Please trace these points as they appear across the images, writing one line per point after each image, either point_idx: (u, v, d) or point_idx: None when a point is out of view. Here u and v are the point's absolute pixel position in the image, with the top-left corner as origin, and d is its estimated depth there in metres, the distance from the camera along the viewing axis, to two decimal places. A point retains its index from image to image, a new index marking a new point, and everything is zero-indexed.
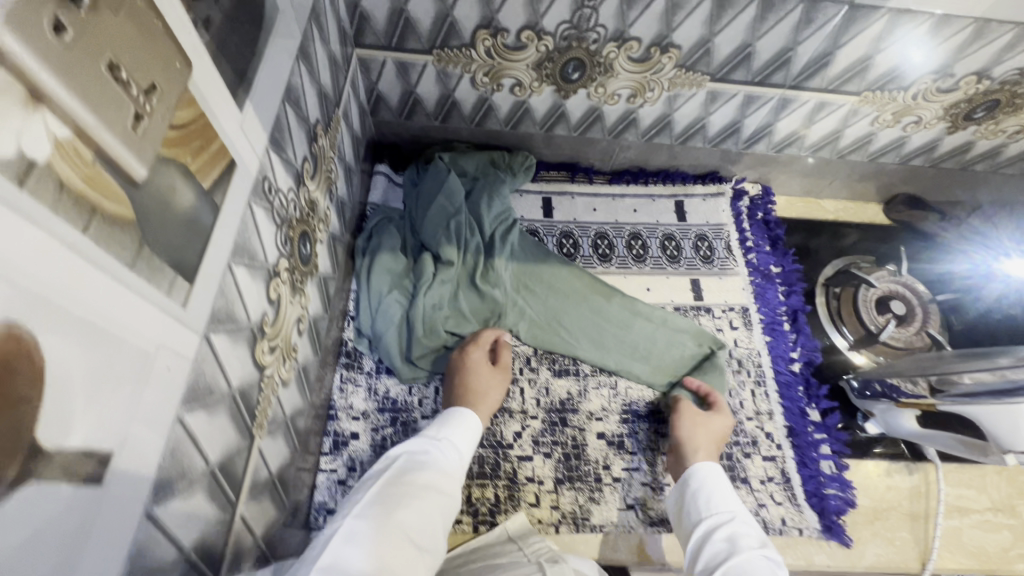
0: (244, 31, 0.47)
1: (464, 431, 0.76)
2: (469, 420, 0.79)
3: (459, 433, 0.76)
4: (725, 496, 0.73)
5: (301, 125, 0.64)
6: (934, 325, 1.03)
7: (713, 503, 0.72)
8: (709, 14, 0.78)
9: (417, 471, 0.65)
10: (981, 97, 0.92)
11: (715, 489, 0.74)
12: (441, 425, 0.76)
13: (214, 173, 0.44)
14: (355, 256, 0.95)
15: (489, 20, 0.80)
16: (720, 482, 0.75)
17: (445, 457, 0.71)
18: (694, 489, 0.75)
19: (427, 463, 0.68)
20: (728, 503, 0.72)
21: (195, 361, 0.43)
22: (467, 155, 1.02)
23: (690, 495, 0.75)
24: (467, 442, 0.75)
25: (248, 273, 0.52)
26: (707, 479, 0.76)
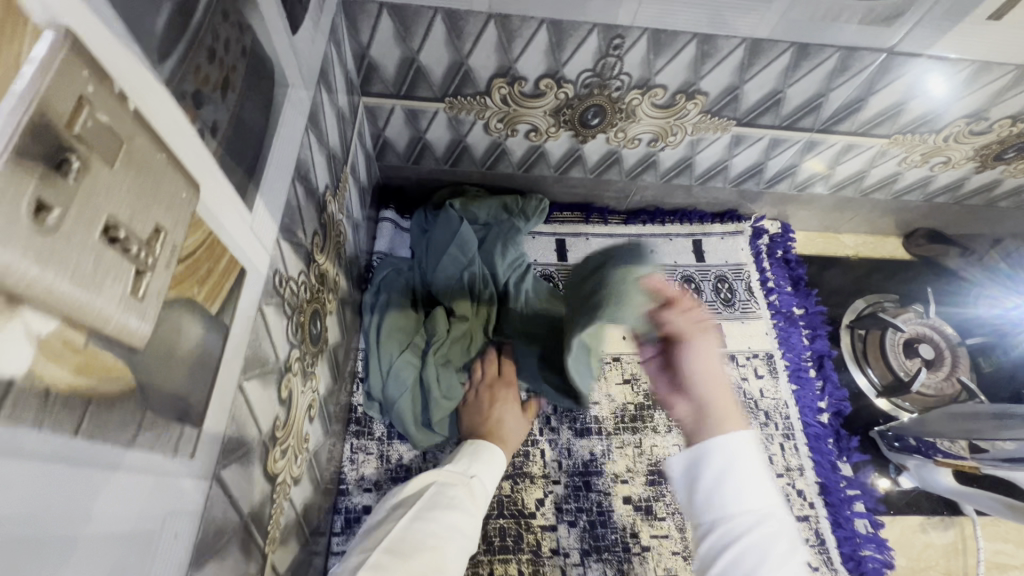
0: (254, 120, 0.42)
1: (490, 461, 0.69)
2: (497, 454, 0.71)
3: (485, 462, 0.68)
4: (756, 485, 0.52)
5: (310, 198, 0.58)
6: (964, 369, 1.00)
7: (741, 495, 0.51)
8: (739, 63, 0.73)
9: (443, 507, 0.58)
10: (1014, 139, 0.88)
11: (744, 476, 0.52)
12: (467, 454, 0.69)
13: (222, 293, 0.38)
14: (363, 313, 0.89)
15: (507, 69, 0.75)
16: (749, 459, 0.53)
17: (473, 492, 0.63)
18: (714, 474, 0.53)
19: (451, 497, 0.60)
20: (760, 497, 0.51)
21: (203, 510, 0.37)
22: (478, 201, 0.97)
23: (708, 478, 0.53)
24: (492, 475, 0.68)
25: (260, 382, 0.46)
26: (735, 456, 0.53)
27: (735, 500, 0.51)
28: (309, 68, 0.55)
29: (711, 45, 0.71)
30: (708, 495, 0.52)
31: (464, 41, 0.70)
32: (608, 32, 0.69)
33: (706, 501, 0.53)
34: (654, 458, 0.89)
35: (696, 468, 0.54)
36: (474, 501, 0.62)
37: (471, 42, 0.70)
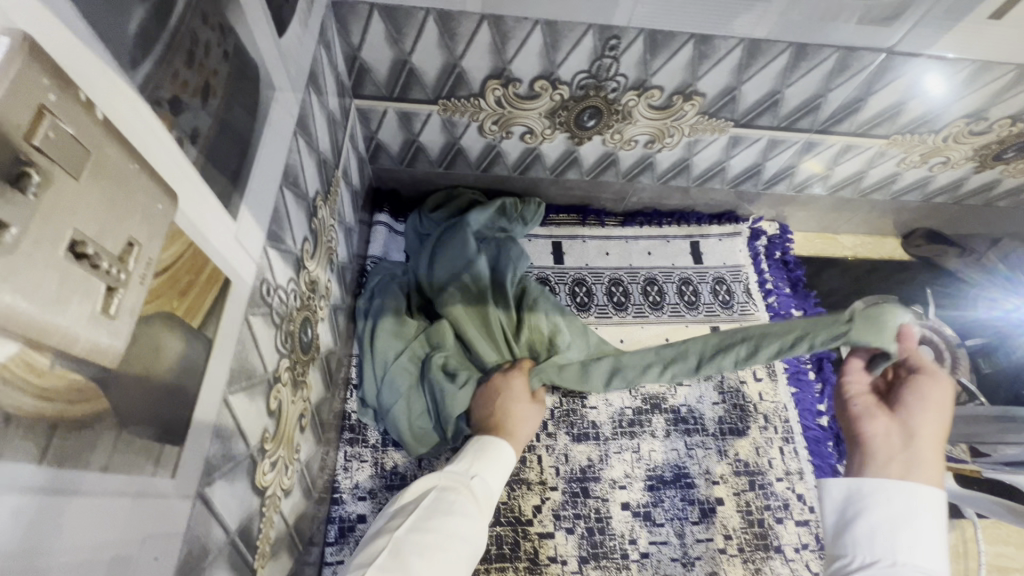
0: (238, 126, 0.41)
1: (491, 459, 0.66)
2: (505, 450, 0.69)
3: (486, 461, 0.65)
4: (926, 542, 0.48)
5: (299, 204, 0.57)
6: (966, 370, 0.98)
7: (913, 550, 0.48)
8: (737, 64, 0.72)
9: (443, 513, 0.55)
10: (1014, 138, 0.87)
11: (919, 527, 0.49)
12: (468, 455, 0.66)
13: (204, 305, 0.37)
14: (356, 319, 0.88)
15: (501, 70, 0.73)
16: (931, 519, 0.50)
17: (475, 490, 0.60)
18: (884, 517, 0.51)
19: (449, 500, 0.57)
20: (937, 562, 0.48)
21: (187, 529, 0.36)
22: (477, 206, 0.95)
23: (866, 520, 0.52)
24: (495, 473, 0.65)
25: (246, 395, 0.45)
26: (929, 502, 0.51)
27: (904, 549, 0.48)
28: (298, 71, 0.54)
29: (709, 45, 0.69)
30: (868, 530, 0.51)
31: (457, 42, 0.69)
32: (603, 33, 0.68)
33: (862, 536, 0.51)
34: (652, 463, 0.88)
35: (868, 494, 0.53)
36: (476, 500, 0.59)
37: (464, 43, 0.69)
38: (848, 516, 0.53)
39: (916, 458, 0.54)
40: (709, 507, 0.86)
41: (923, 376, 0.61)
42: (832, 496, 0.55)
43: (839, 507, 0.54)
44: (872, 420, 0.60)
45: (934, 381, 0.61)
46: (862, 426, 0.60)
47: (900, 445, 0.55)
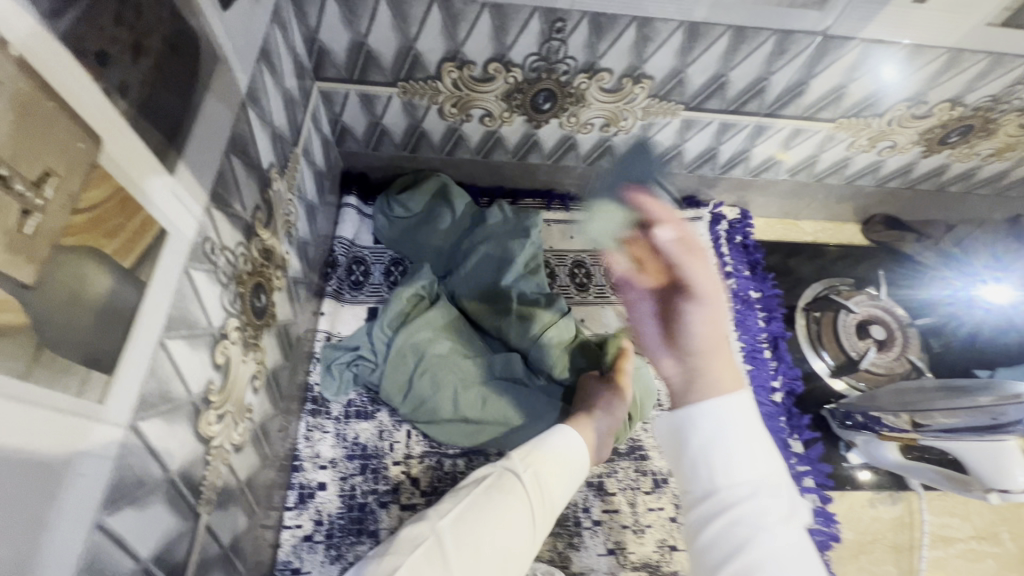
0: (176, 88, 0.44)
1: (561, 455, 0.62)
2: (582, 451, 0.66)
3: (554, 454, 0.62)
4: (749, 451, 0.45)
5: (250, 173, 0.60)
6: (915, 350, 1.02)
7: (733, 464, 0.44)
8: (680, 46, 0.75)
9: (502, 501, 0.55)
10: (956, 122, 0.90)
11: (744, 444, 0.45)
12: (535, 445, 0.63)
13: (138, 250, 0.40)
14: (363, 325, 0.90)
15: (455, 52, 0.76)
16: (750, 421, 0.46)
17: (539, 488, 0.58)
18: (705, 438, 0.45)
19: (506, 497, 0.56)
20: (757, 468, 0.44)
21: (119, 456, 0.39)
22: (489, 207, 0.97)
23: (696, 443, 0.46)
24: (557, 469, 0.61)
25: (187, 344, 0.48)
26: (738, 414, 0.45)
27: (732, 474, 0.44)
28: (249, 45, 0.57)
29: (651, 28, 0.73)
30: (702, 468, 0.45)
31: (410, 24, 0.72)
32: (549, 16, 0.71)
33: (698, 467, 0.46)
34: None
35: (688, 431, 0.46)
36: (536, 500, 0.57)
37: (417, 26, 0.72)
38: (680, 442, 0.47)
39: (706, 375, 0.48)
40: (661, 477, 0.89)
41: (680, 274, 0.49)
42: (668, 430, 0.48)
43: (672, 438, 0.48)
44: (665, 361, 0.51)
45: (710, 296, 0.48)
46: (659, 362, 0.51)
47: (692, 368, 0.48)
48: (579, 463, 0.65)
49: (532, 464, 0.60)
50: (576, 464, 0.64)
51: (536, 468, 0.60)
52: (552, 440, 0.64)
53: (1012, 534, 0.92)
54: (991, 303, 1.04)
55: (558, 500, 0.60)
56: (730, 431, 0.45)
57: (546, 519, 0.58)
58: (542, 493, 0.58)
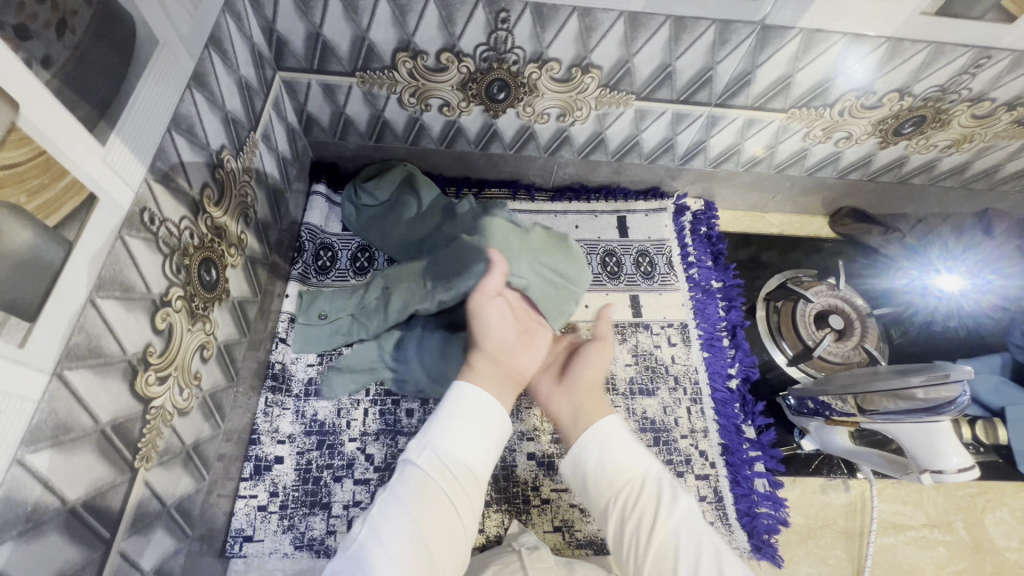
0: (108, 65, 0.47)
1: (465, 420, 0.63)
2: (486, 398, 0.65)
3: (456, 425, 0.63)
4: (632, 454, 0.63)
5: (197, 152, 0.63)
6: (873, 339, 1.02)
7: (628, 467, 0.62)
8: (622, 36, 0.78)
9: (410, 490, 0.58)
10: (907, 113, 0.92)
11: (623, 453, 0.63)
12: (433, 424, 0.64)
13: (62, 211, 0.43)
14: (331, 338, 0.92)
15: (407, 43, 0.80)
16: (616, 431, 0.64)
17: (449, 464, 0.60)
18: (599, 452, 0.63)
19: (416, 487, 0.58)
20: (642, 466, 0.62)
21: (41, 401, 0.43)
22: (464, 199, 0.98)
23: (595, 460, 0.63)
24: (465, 435, 0.63)
25: (121, 305, 0.51)
26: (608, 427, 0.65)
27: (618, 473, 0.62)
28: (196, 31, 0.61)
29: (592, 18, 0.75)
30: (596, 482, 0.62)
31: (361, 15, 0.75)
32: (492, 6, 0.74)
33: (600, 480, 0.62)
34: None
35: (581, 454, 0.64)
36: (443, 470, 0.60)
37: (367, 16, 0.76)
38: (587, 462, 0.64)
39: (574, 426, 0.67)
40: None
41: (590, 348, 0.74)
42: (571, 472, 0.66)
43: (578, 483, 0.65)
44: (557, 397, 0.71)
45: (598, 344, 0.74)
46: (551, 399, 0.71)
47: (575, 405, 0.68)
48: (489, 414, 0.64)
49: (434, 443, 0.62)
50: (488, 418, 0.64)
51: (442, 448, 0.61)
52: (449, 410, 0.64)
53: (966, 523, 0.92)
54: (943, 292, 1.08)
55: (477, 461, 0.62)
56: (608, 447, 0.63)
57: (465, 484, 0.60)
58: (451, 463, 0.61)
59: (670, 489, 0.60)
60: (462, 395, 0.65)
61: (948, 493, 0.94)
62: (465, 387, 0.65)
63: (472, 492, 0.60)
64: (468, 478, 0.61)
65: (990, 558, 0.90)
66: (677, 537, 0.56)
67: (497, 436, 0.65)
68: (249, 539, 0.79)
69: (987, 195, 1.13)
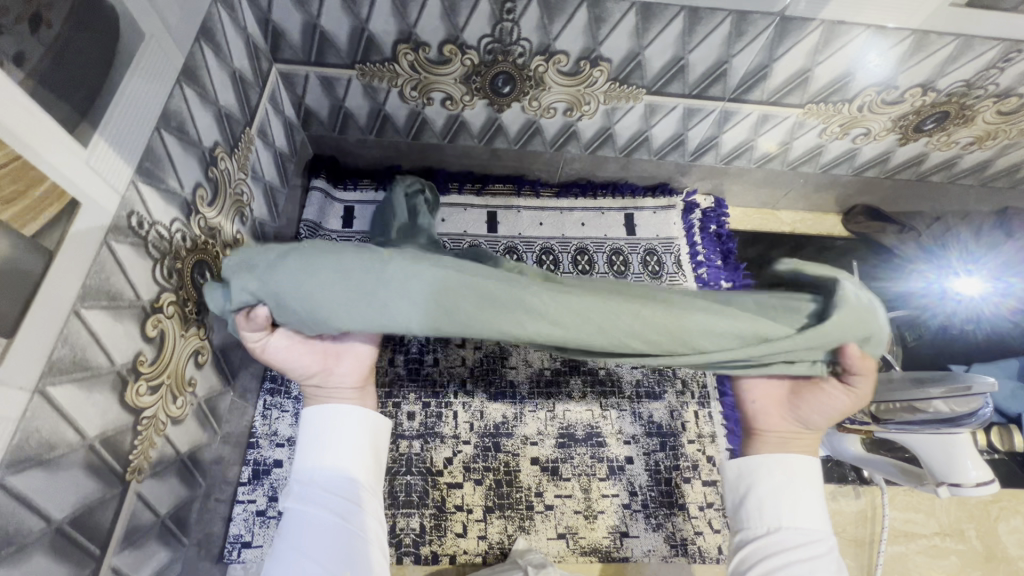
0: (89, 64, 0.45)
1: (328, 439, 0.59)
2: (347, 412, 0.60)
3: (325, 447, 0.59)
4: (807, 504, 0.59)
5: (188, 151, 0.60)
6: (886, 342, 0.99)
7: (795, 513, 0.59)
8: (634, 28, 0.74)
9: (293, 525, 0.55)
10: (929, 109, 0.88)
11: (801, 500, 0.59)
12: (302, 453, 0.60)
13: (42, 218, 0.41)
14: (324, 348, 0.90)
15: (408, 34, 0.76)
16: (814, 480, 0.61)
17: (328, 486, 0.57)
18: (774, 484, 0.60)
19: (299, 523, 0.55)
20: (817, 520, 0.59)
21: (24, 419, 0.41)
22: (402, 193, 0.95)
23: (761, 487, 0.61)
24: (336, 456, 0.59)
25: (108, 314, 0.49)
26: (802, 469, 0.61)
27: (789, 508, 0.59)
28: (185, 22, 0.57)
29: (602, 8, 0.72)
30: (760, 501, 0.61)
31: (360, 5, 0.72)
32: None
33: (759, 507, 0.60)
34: (566, 422, 0.90)
35: (758, 471, 0.62)
36: (320, 494, 0.56)
37: (367, 7, 0.72)
38: (750, 484, 0.62)
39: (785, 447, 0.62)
40: (617, 464, 0.88)
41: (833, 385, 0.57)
42: (730, 478, 0.64)
43: (735, 489, 0.64)
44: (775, 416, 0.63)
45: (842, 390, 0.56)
46: (761, 424, 0.63)
47: (789, 438, 0.63)
48: (344, 418, 0.60)
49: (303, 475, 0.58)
50: (344, 426, 0.60)
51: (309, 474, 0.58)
52: (304, 441, 0.60)
53: (978, 532, 0.90)
54: (962, 296, 1.04)
55: (349, 467, 0.58)
56: (797, 492, 0.60)
57: (351, 496, 0.57)
58: (318, 485, 0.57)
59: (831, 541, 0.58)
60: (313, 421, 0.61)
61: (962, 501, 0.92)
62: (324, 411, 0.60)
63: (352, 498, 0.57)
64: (353, 489, 0.57)
65: (1002, 567, 0.88)
66: None
67: (370, 436, 0.61)
68: (247, 545, 0.77)
69: (1007, 194, 1.09)
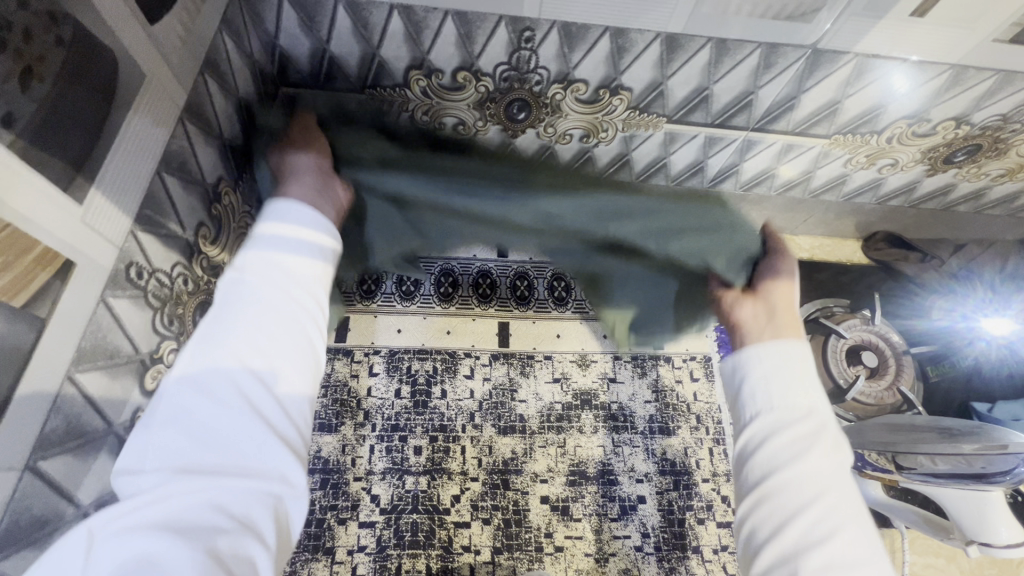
0: (82, 112, 0.42)
1: (282, 237, 0.49)
2: (303, 216, 0.51)
3: (274, 243, 0.48)
4: (785, 384, 0.52)
5: (192, 191, 0.57)
6: (908, 379, 0.99)
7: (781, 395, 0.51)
8: (658, 58, 0.71)
9: (230, 305, 0.44)
10: (962, 141, 0.84)
11: (796, 378, 0.52)
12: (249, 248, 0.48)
13: (34, 287, 0.38)
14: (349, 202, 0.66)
15: (421, 60, 0.73)
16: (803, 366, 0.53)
17: (276, 271, 0.46)
18: (759, 370, 0.53)
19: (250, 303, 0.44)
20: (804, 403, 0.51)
21: (11, 500, 0.38)
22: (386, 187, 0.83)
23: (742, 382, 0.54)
24: (290, 244, 0.49)
25: (106, 374, 0.46)
26: (791, 352, 0.54)
27: (781, 396, 0.51)
28: (188, 57, 0.54)
29: (626, 38, 0.68)
30: (751, 387, 0.53)
31: (371, 31, 0.69)
32: (516, 24, 0.67)
33: (749, 395, 0.53)
34: (577, 459, 0.88)
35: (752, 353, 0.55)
36: (278, 280, 0.46)
37: (379, 32, 0.69)
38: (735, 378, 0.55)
39: (779, 328, 0.57)
40: (629, 504, 0.86)
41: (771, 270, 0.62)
42: (726, 371, 0.57)
43: (730, 387, 0.56)
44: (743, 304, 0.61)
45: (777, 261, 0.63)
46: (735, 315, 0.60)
47: (768, 322, 0.57)
48: (305, 225, 0.50)
49: (257, 259, 0.47)
50: (296, 227, 0.50)
51: (258, 262, 0.47)
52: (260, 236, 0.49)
53: None
54: (992, 337, 1.02)
55: (312, 261, 0.49)
56: (787, 370, 0.53)
57: (301, 288, 0.47)
58: (282, 270, 0.47)
59: (858, 526, 0.44)
60: (275, 218, 0.51)
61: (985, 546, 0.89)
62: (282, 208, 0.51)
63: (300, 295, 0.47)
64: (307, 281, 0.48)
65: None
66: (826, 483, 0.46)
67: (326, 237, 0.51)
68: None
69: None
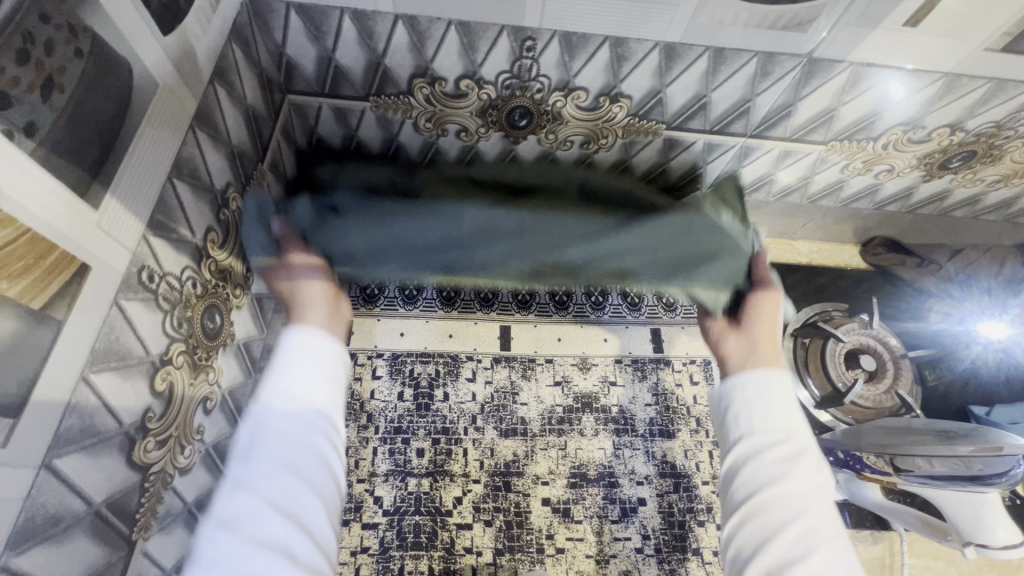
0: (98, 120, 0.43)
1: (304, 361, 0.50)
2: (326, 341, 0.52)
3: (297, 368, 0.49)
4: (771, 408, 0.52)
5: (201, 196, 0.59)
6: (906, 384, 0.98)
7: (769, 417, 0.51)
8: (657, 67, 0.72)
9: (263, 430, 0.45)
10: (957, 147, 0.86)
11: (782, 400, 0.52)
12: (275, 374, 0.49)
13: (50, 291, 0.39)
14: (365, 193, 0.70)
15: (424, 69, 0.75)
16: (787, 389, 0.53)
17: (305, 401, 0.48)
18: (748, 390, 0.54)
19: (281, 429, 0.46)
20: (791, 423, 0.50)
21: (26, 498, 0.39)
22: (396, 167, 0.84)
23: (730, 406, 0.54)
24: (311, 368, 0.50)
25: (118, 375, 0.48)
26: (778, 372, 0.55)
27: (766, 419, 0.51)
28: (199, 66, 0.56)
29: (625, 47, 0.70)
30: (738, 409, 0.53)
31: (376, 40, 0.71)
32: (518, 34, 0.69)
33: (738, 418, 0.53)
34: (578, 461, 0.89)
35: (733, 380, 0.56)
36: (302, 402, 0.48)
37: (384, 42, 0.71)
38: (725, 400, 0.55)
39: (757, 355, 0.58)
40: (630, 507, 0.86)
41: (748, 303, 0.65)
42: (714, 397, 0.57)
43: (717, 411, 0.56)
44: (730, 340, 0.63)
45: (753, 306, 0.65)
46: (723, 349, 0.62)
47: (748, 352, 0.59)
48: (326, 351, 0.51)
49: (285, 380, 0.48)
50: (316, 349, 0.51)
51: (285, 389, 0.48)
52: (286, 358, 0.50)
53: None
54: (989, 340, 1.02)
55: (329, 393, 0.49)
56: (769, 394, 0.53)
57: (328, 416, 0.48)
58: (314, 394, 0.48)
59: (835, 539, 0.44)
60: (303, 343, 0.52)
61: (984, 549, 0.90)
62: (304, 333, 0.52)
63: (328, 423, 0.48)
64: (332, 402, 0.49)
65: None
66: (808, 503, 0.46)
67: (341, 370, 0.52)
68: None
69: None
